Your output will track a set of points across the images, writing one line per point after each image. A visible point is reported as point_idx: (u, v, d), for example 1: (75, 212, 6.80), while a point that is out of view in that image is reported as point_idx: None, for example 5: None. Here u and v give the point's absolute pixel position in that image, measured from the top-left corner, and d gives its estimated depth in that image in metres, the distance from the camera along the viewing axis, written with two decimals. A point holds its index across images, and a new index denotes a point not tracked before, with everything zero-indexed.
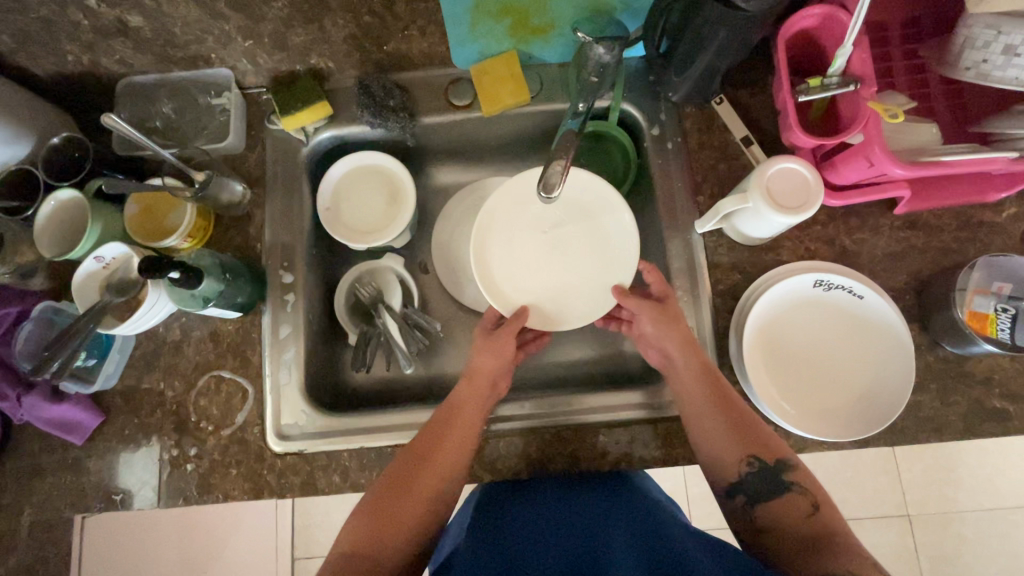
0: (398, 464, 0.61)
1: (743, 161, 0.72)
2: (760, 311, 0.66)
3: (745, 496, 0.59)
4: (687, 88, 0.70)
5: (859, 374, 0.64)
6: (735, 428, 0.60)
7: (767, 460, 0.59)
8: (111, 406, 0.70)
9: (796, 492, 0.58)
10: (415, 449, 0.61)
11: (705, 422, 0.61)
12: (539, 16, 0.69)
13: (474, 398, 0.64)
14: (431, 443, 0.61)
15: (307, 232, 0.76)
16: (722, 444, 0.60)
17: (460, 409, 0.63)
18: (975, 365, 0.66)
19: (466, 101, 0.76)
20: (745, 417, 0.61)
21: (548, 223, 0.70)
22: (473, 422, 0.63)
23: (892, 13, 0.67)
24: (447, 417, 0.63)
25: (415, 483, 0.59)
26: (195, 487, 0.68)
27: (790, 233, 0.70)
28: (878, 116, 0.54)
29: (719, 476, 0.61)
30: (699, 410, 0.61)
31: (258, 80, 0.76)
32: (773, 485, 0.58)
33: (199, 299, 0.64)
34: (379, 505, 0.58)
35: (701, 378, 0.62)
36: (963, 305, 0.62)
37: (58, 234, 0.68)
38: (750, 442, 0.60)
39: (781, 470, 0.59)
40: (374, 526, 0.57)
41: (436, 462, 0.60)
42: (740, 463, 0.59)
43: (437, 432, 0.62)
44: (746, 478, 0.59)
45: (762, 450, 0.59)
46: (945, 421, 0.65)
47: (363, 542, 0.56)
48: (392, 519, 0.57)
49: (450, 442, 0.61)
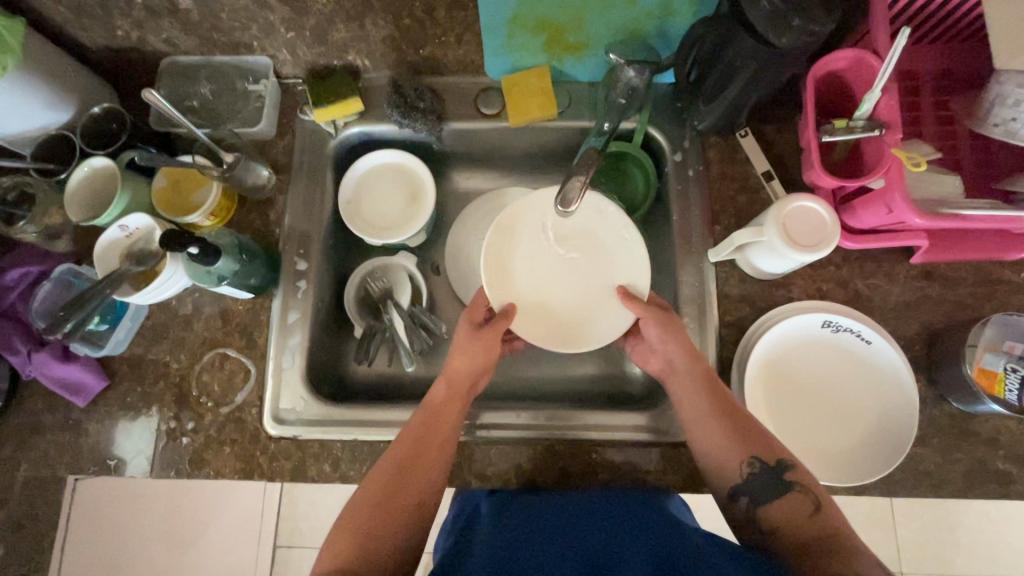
0: (377, 476, 0.59)
1: (762, 195, 0.72)
2: (764, 348, 0.66)
3: (749, 498, 0.57)
4: (713, 118, 0.71)
5: (862, 418, 0.64)
6: (734, 429, 0.58)
7: (768, 460, 0.57)
8: (116, 372, 0.72)
9: (796, 491, 0.55)
10: (393, 467, 0.59)
11: (706, 431, 0.59)
12: (574, 35, 0.70)
13: (451, 402, 0.64)
14: (410, 448, 0.60)
15: (326, 223, 0.77)
16: (722, 447, 0.58)
17: (440, 421, 0.63)
18: (981, 424, 0.65)
19: (495, 110, 0.77)
20: (748, 421, 0.59)
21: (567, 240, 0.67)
22: (443, 433, 0.62)
23: (927, 63, 0.67)
24: (426, 426, 0.62)
25: (394, 504, 0.58)
26: (188, 461, 0.69)
27: (803, 271, 0.69)
28: (901, 163, 0.55)
29: (721, 481, 0.59)
30: (703, 420, 0.60)
31: (295, 71, 0.78)
32: (774, 486, 0.56)
33: (214, 276, 0.66)
34: (357, 517, 0.57)
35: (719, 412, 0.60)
36: (972, 361, 0.61)
37: (87, 200, 0.70)
38: (749, 444, 0.58)
39: (781, 471, 0.56)
40: (357, 539, 0.55)
41: (415, 477, 0.59)
42: (741, 464, 0.57)
43: (415, 444, 0.61)
44: (748, 479, 0.57)
45: (763, 451, 0.57)
46: (945, 477, 0.64)
47: (345, 560, 0.54)
48: (373, 535, 0.56)
49: (424, 457, 0.60)
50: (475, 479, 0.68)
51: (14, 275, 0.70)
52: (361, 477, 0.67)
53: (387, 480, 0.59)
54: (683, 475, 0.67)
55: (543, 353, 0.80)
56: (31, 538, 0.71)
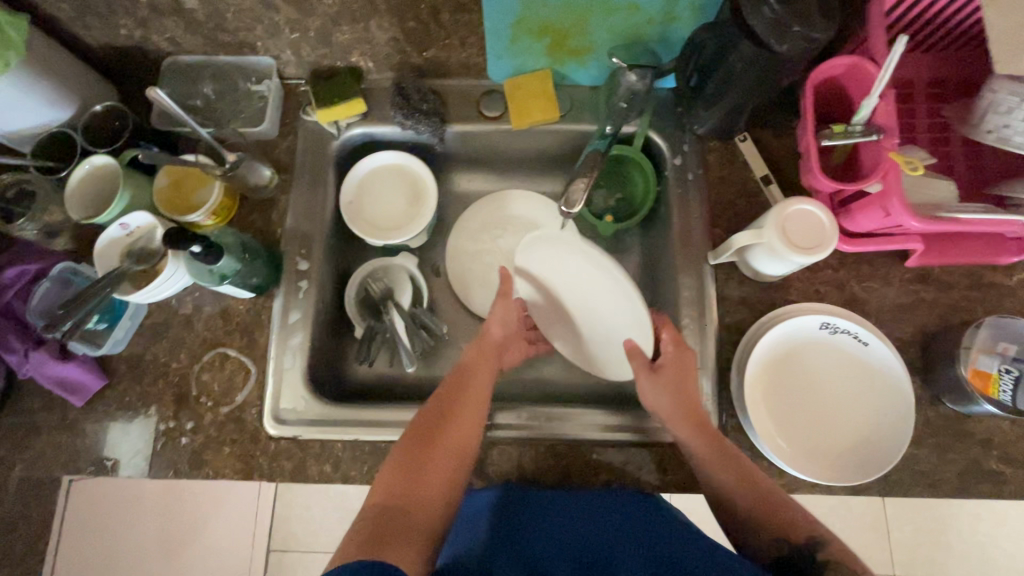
0: (416, 426, 0.59)
1: (761, 199, 0.73)
2: (766, 347, 0.67)
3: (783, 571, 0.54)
4: (712, 123, 0.72)
5: (860, 421, 0.65)
6: (759, 504, 0.57)
7: (796, 541, 0.54)
8: (114, 371, 0.71)
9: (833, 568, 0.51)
10: (423, 428, 0.59)
11: (730, 496, 0.58)
12: (577, 39, 0.71)
13: (483, 363, 0.66)
14: (445, 401, 0.61)
15: (328, 223, 0.77)
16: (754, 517, 0.56)
17: (470, 385, 0.63)
18: (975, 425, 0.66)
19: (498, 113, 0.78)
20: (771, 494, 0.57)
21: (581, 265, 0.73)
22: (480, 387, 0.64)
23: (921, 71, 0.69)
24: (458, 384, 0.63)
25: (433, 456, 0.57)
26: (187, 461, 0.68)
27: (801, 274, 0.70)
28: (898, 167, 0.56)
29: (754, 554, 0.56)
30: (723, 485, 0.58)
31: (299, 72, 0.78)
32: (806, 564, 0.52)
33: (216, 275, 0.66)
34: (401, 457, 0.57)
35: (736, 487, 0.58)
36: (966, 362, 0.62)
37: (86, 198, 0.70)
38: (774, 524, 0.55)
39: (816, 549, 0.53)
40: (402, 481, 0.55)
41: (452, 426, 0.59)
42: (771, 544, 0.55)
43: (446, 407, 0.61)
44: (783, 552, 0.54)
45: (790, 530, 0.54)
46: (941, 477, 0.65)
47: (389, 499, 0.53)
48: (416, 484, 0.54)
49: (463, 410, 0.61)
50: (478, 478, 0.68)
51: (11, 274, 0.69)
52: (363, 476, 0.67)
53: (425, 436, 0.58)
54: (682, 475, 0.67)
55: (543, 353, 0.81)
56: (25, 540, 0.70)
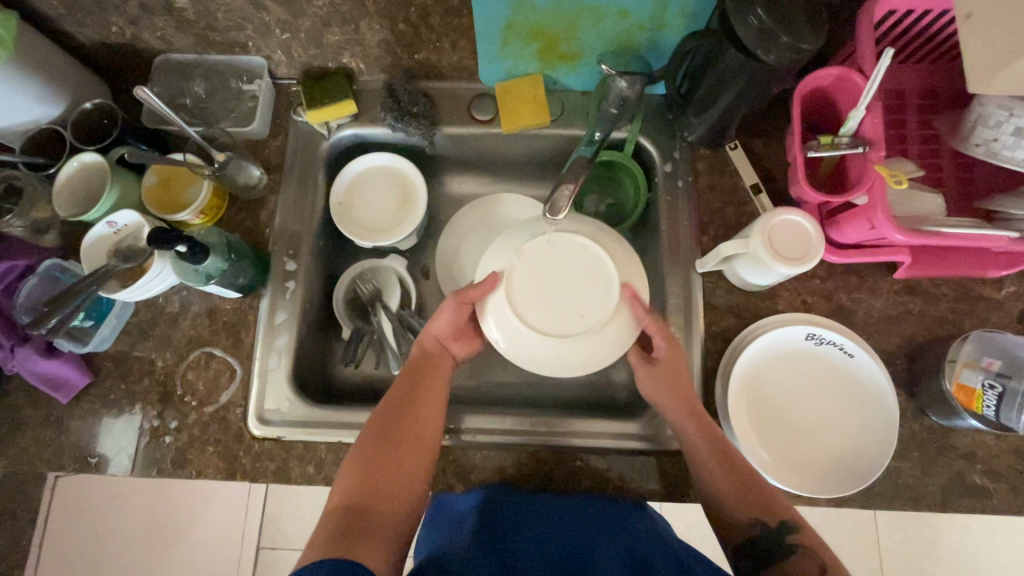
0: (374, 425, 0.60)
1: (750, 208, 0.73)
2: (750, 357, 0.67)
3: (750, 558, 0.56)
4: (702, 130, 0.72)
5: (841, 436, 0.64)
6: (740, 484, 0.58)
7: (771, 522, 0.56)
8: (100, 368, 0.71)
9: (798, 553, 0.55)
10: (380, 430, 0.59)
11: (709, 480, 0.59)
12: (568, 44, 0.71)
13: (441, 359, 0.67)
14: (401, 397, 0.62)
15: (317, 223, 0.77)
16: (730, 500, 0.58)
17: (422, 383, 0.64)
18: (960, 439, 0.66)
19: (488, 116, 0.78)
20: (752, 473, 0.60)
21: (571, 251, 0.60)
22: (437, 381, 0.65)
23: (912, 82, 0.68)
24: (415, 380, 0.64)
25: (390, 460, 0.57)
26: (170, 460, 0.68)
27: (789, 284, 0.70)
28: (884, 180, 0.55)
29: (726, 534, 0.58)
30: (704, 469, 0.60)
31: (290, 72, 0.78)
32: (776, 548, 0.55)
33: (202, 275, 0.66)
34: (361, 459, 0.58)
35: (726, 465, 0.59)
36: (951, 376, 0.62)
37: (75, 195, 0.70)
38: (754, 505, 0.58)
39: (783, 532, 0.56)
40: (362, 480, 0.56)
41: (411, 423, 0.60)
42: (748, 523, 0.57)
43: (399, 410, 0.61)
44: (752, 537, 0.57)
45: (768, 512, 0.57)
46: (924, 491, 0.64)
47: (354, 497, 0.55)
48: (377, 485, 0.56)
49: (423, 406, 0.62)
50: (460, 483, 0.68)
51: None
52: None
53: (380, 439, 0.59)
54: (666, 484, 0.67)
55: None
56: None
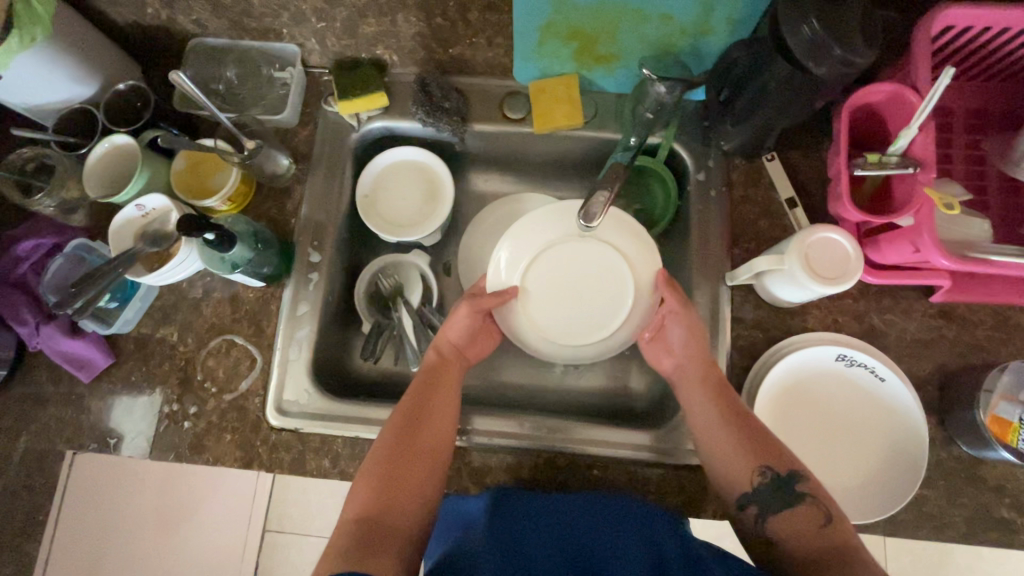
0: (387, 434, 0.60)
1: (784, 222, 0.71)
2: (777, 376, 0.65)
3: (757, 508, 0.57)
4: (740, 140, 0.70)
5: (867, 461, 0.63)
6: (748, 438, 0.59)
7: (780, 470, 0.57)
8: (122, 350, 0.72)
9: (806, 502, 0.55)
10: (395, 436, 0.59)
11: (716, 434, 0.60)
12: (606, 45, 0.69)
13: (453, 364, 0.67)
14: (414, 404, 0.62)
15: (342, 215, 0.76)
16: (732, 453, 0.58)
17: (436, 390, 0.64)
18: (989, 470, 0.64)
19: (520, 115, 0.76)
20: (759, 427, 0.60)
21: (594, 253, 0.70)
22: (450, 387, 0.65)
23: (961, 100, 0.66)
24: (428, 386, 0.64)
25: (405, 471, 0.57)
26: (188, 445, 0.69)
27: (820, 302, 0.68)
28: (933, 203, 0.53)
29: (730, 487, 0.59)
30: (711, 424, 0.60)
31: (322, 61, 0.77)
32: (784, 498, 0.56)
33: (228, 263, 0.66)
34: (376, 469, 0.57)
35: (735, 426, 0.59)
36: (986, 407, 0.60)
37: (105, 176, 0.70)
38: (762, 452, 0.58)
39: (793, 482, 0.56)
40: (376, 491, 0.56)
41: (425, 430, 0.60)
42: (753, 473, 0.57)
43: (412, 416, 0.61)
44: (756, 490, 0.57)
45: (775, 461, 0.57)
46: (949, 521, 0.63)
47: (369, 508, 0.54)
48: (392, 492, 0.56)
49: (436, 411, 0.62)
50: (474, 485, 0.68)
51: (27, 247, 0.70)
52: None
53: (395, 446, 0.58)
54: (683, 497, 0.66)
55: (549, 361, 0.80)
56: (26, 510, 0.71)
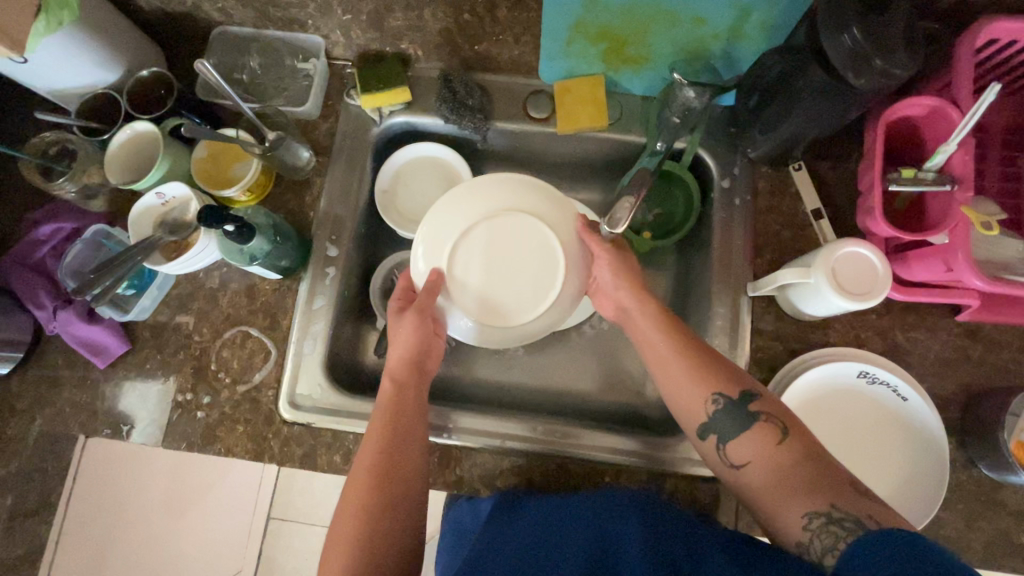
0: (362, 468, 0.57)
1: (809, 233, 0.70)
2: (799, 390, 0.64)
3: (717, 437, 0.55)
4: (768, 148, 0.69)
5: (887, 480, 0.62)
6: (697, 367, 0.57)
7: (732, 394, 0.56)
8: (138, 337, 0.72)
9: (761, 422, 0.54)
10: (379, 449, 0.58)
11: (670, 371, 0.59)
12: (636, 47, 0.69)
13: (413, 377, 0.64)
14: (380, 433, 0.59)
15: (360, 209, 0.76)
16: (683, 390, 0.58)
17: (404, 412, 0.61)
18: (1009, 496, 0.63)
19: (544, 115, 0.75)
20: (711, 356, 0.59)
21: (510, 227, 0.64)
22: (412, 408, 0.61)
23: (998, 116, 0.65)
24: (393, 409, 0.61)
25: (392, 484, 0.56)
26: (200, 435, 0.69)
27: (843, 316, 0.67)
28: (970, 223, 0.52)
29: (688, 419, 0.57)
30: (663, 360, 0.59)
31: (346, 53, 0.77)
32: (739, 422, 0.55)
33: (246, 255, 0.65)
34: (355, 511, 0.55)
35: (692, 366, 0.58)
36: (1012, 430, 0.60)
37: (127, 163, 0.70)
38: (715, 381, 0.57)
39: (746, 402, 0.55)
40: (357, 536, 0.54)
41: (397, 459, 0.57)
42: (706, 402, 0.56)
43: (390, 426, 0.59)
44: (713, 418, 0.56)
45: (725, 386, 0.56)
46: (967, 545, 0.62)
47: (353, 554, 0.53)
48: (383, 507, 0.55)
49: (404, 435, 0.59)
50: (484, 486, 0.68)
51: (47, 230, 0.71)
52: None
53: (379, 457, 0.57)
54: (695, 508, 0.66)
55: (561, 365, 0.80)
56: None
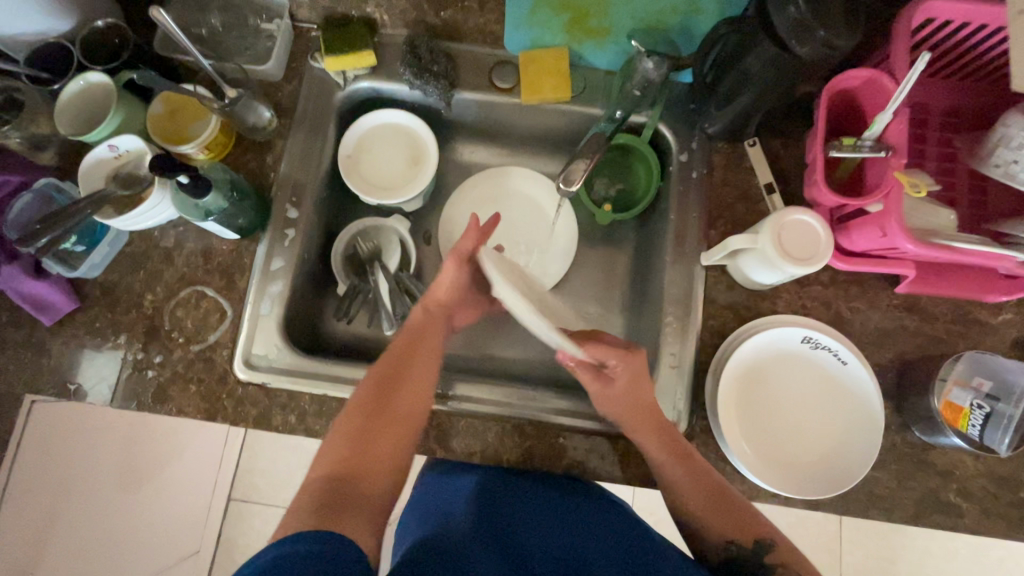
0: (362, 398, 0.58)
1: (761, 207, 0.72)
2: (744, 353, 0.67)
3: (731, 573, 0.57)
4: (724, 123, 0.71)
5: (827, 434, 0.65)
6: (711, 504, 0.59)
7: (745, 542, 0.57)
8: (87, 295, 0.70)
9: (777, 572, 0.55)
10: (362, 408, 0.57)
11: (681, 499, 0.60)
12: (598, 19, 0.71)
13: (434, 326, 0.65)
14: (392, 368, 0.60)
15: (323, 174, 0.75)
16: (699, 516, 0.59)
17: (415, 352, 0.62)
18: (939, 457, 0.66)
19: (509, 85, 0.76)
20: (722, 494, 0.59)
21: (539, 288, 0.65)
22: (430, 351, 0.63)
23: (937, 97, 0.68)
24: (406, 352, 0.62)
25: (372, 442, 0.55)
26: (150, 394, 0.67)
27: (790, 286, 0.70)
28: (901, 187, 0.55)
29: (705, 545, 0.59)
30: (672, 488, 0.60)
31: (311, 16, 0.76)
32: (753, 566, 0.56)
33: (201, 211, 0.64)
34: (346, 434, 0.55)
35: (705, 503, 0.59)
36: (939, 394, 0.63)
37: (77, 114, 0.68)
38: (727, 524, 0.58)
39: (760, 552, 0.56)
40: (345, 457, 0.54)
41: (403, 393, 0.59)
42: (721, 544, 0.58)
43: (391, 389, 0.59)
44: (729, 555, 0.57)
45: (740, 531, 0.57)
46: (898, 503, 0.65)
47: (335, 473, 0.52)
48: (362, 463, 0.54)
49: (413, 376, 0.60)
50: (440, 449, 0.67)
51: None
52: (326, 432, 0.67)
53: (366, 419, 0.56)
54: (645, 472, 0.67)
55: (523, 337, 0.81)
56: None
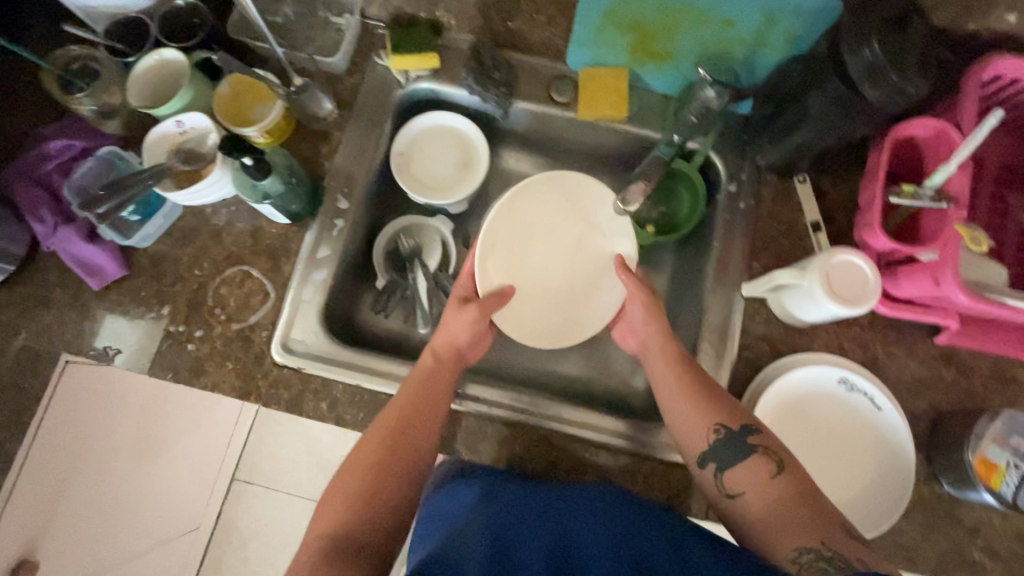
0: (369, 443, 0.60)
1: (806, 244, 0.73)
2: (778, 391, 0.67)
3: (716, 462, 0.58)
4: (775, 157, 0.71)
5: (862, 475, 0.66)
6: (704, 398, 0.60)
7: (733, 424, 0.58)
8: (136, 264, 0.71)
9: (759, 453, 0.57)
10: (370, 460, 0.59)
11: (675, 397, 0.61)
12: (663, 42, 0.73)
13: (441, 371, 0.65)
14: (397, 417, 0.61)
15: (374, 167, 0.76)
16: (681, 405, 0.60)
17: (421, 395, 0.63)
18: (966, 512, 0.65)
19: (566, 99, 0.76)
20: (711, 384, 0.61)
21: None
22: (437, 395, 0.63)
23: (994, 153, 0.68)
24: (413, 397, 0.62)
25: (380, 499, 0.57)
26: (187, 367, 0.68)
27: (829, 325, 0.70)
28: (960, 240, 0.56)
29: (690, 445, 0.60)
30: (668, 392, 0.62)
31: (380, 13, 0.78)
32: (738, 450, 0.57)
33: (259, 192, 0.66)
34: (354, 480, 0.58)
35: (701, 404, 0.60)
36: (974, 449, 0.62)
37: (148, 87, 0.70)
38: (718, 411, 0.59)
39: (745, 433, 0.58)
40: (352, 506, 0.56)
41: (407, 442, 0.60)
42: (707, 430, 0.58)
43: (394, 441, 0.60)
44: (712, 446, 0.58)
45: (728, 418, 0.59)
46: (921, 554, 0.64)
47: (341, 525, 0.55)
48: (368, 513, 0.56)
49: (417, 429, 0.61)
50: (466, 450, 0.68)
51: (58, 145, 0.71)
52: (356, 422, 0.68)
53: (371, 478, 0.58)
54: (668, 494, 0.66)
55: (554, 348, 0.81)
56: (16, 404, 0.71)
